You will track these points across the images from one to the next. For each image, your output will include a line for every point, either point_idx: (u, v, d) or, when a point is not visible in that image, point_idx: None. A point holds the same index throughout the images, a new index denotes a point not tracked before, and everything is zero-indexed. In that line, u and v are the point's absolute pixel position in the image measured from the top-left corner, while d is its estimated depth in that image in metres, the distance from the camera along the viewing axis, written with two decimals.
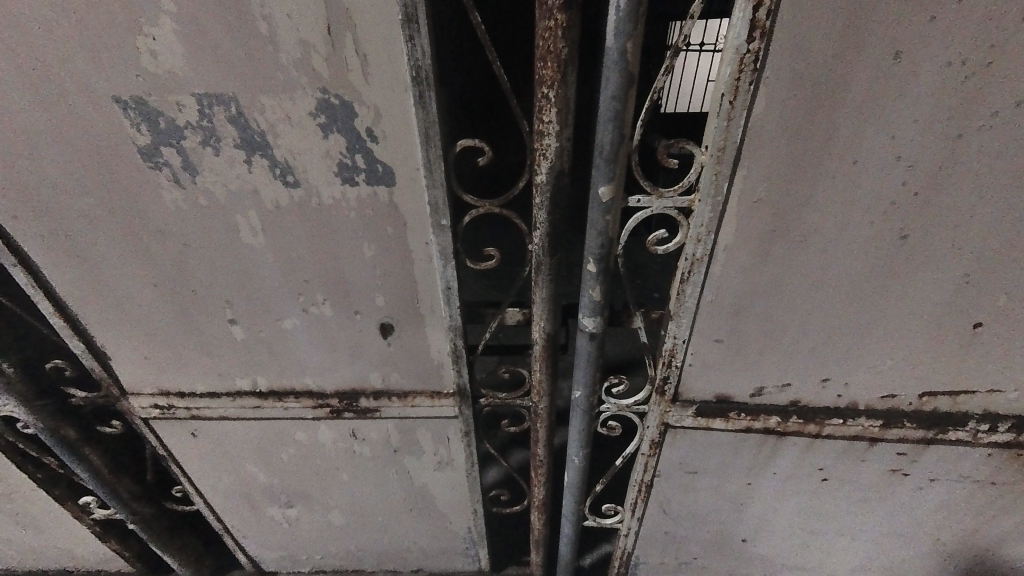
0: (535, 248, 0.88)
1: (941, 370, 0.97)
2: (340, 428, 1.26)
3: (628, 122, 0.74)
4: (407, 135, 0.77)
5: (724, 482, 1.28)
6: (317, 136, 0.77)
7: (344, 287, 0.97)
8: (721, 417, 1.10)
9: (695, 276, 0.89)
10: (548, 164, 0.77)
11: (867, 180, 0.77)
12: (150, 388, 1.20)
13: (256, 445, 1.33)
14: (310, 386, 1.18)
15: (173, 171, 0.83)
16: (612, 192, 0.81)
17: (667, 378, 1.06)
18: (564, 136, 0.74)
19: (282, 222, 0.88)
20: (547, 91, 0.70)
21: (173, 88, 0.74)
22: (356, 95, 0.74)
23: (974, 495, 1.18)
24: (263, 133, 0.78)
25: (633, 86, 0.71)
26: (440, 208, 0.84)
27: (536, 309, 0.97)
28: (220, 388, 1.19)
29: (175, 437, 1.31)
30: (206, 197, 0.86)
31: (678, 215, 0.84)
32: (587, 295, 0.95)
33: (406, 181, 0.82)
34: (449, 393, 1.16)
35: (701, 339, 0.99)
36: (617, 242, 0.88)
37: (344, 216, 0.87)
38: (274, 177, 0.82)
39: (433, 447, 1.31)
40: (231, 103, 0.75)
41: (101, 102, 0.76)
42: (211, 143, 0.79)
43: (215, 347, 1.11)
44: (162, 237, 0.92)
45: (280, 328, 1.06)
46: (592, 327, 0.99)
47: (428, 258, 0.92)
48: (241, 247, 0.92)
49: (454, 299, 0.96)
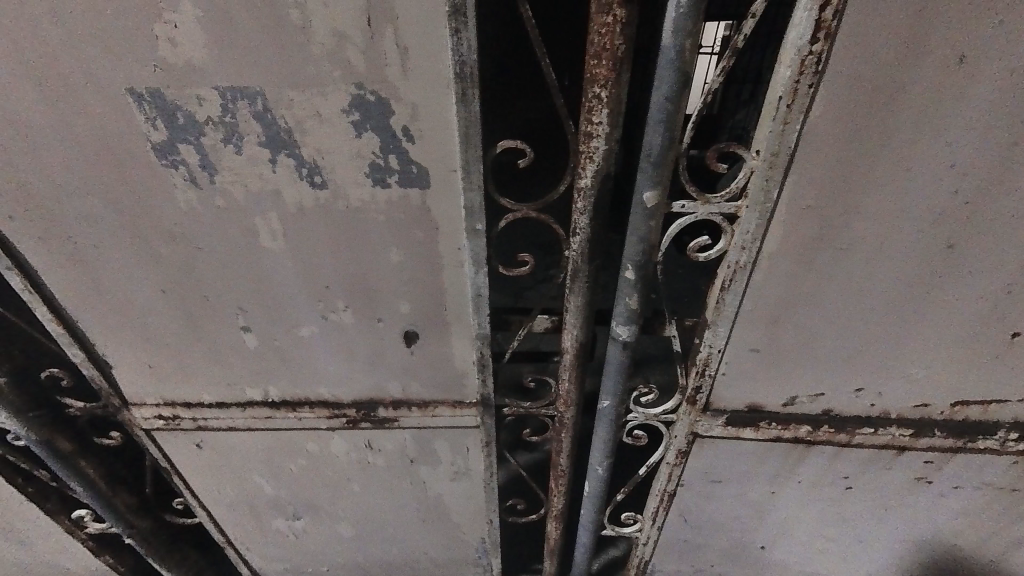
0: (573, 254, 0.84)
1: (974, 380, 0.96)
2: (355, 438, 1.21)
3: (679, 124, 0.71)
4: (446, 135, 0.73)
5: (748, 490, 1.26)
6: (348, 134, 0.72)
7: (367, 293, 0.92)
8: (751, 426, 1.08)
9: (736, 284, 0.87)
10: (594, 168, 0.73)
11: (920, 187, 0.75)
12: (153, 398, 1.14)
13: (264, 455, 1.27)
14: (325, 396, 1.13)
15: (189, 170, 0.77)
16: (657, 198, 0.77)
17: (699, 388, 1.03)
18: (613, 139, 0.71)
19: (304, 225, 0.83)
20: (599, 91, 0.67)
21: (194, 80, 0.68)
22: (394, 92, 0.69)
23: (996, 502, 1.18)
24: (290, 130, 0.72)
25: (687, 86, 0.68)
26: (476, 212, 0.80)
27: (569, 317, 0.94)
28: (228, 398, 1.13)
29: (179, 449, 1.25)
30: (224, 198, 0.80)
31: (723, 221, 0.81)
32: (623, 303, 0.91)
33: (441, 183, 0.78)
34: (472, 403, 1.12)
35: (737, 347, 0.96)
36: (657, 249, 0.85)
37: (372, 219, 0.82)
38: (299, 178, 0.77)
39: (451, 456, 1.27)
40: (257, 97, 0.70)
41: (115, 95, 0.70)
42: (233, 141, 0.74)
43: (225, 356, 1.05)
44: (174, 240, 0.86)
45: (297, 335, 1.00)
46: (626, 335, 0.96)
47: (458, 263, 0.88)
48: (259, 251, 0.87)
49: (484, 306, 0.92)
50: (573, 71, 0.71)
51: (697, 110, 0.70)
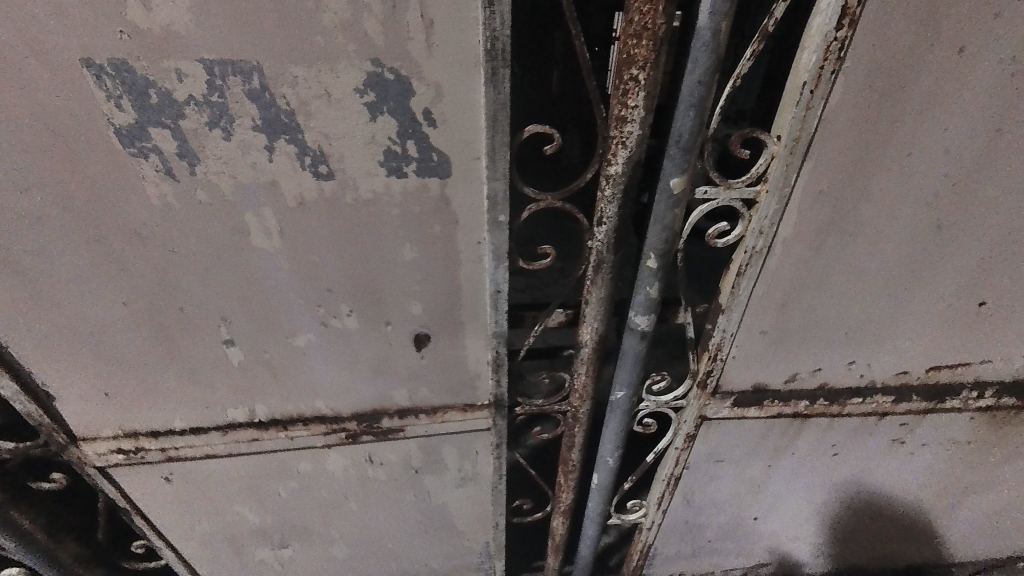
0: (598, 244, 0.82)
1: (947, 347, 1.06)
2: (355, 453, 1.12)
3: (708, 108, 0.70)
4: (471, 120, 0.67)
5: (747, 467, 1.31)
6: (361, 117, 0.65)
7: (375, 295, 0.85)
8: (755, 406, 1.12)
9: (751, 268, 0.88)
10: (625, 154, 0.71)
11: (915, 170, 0.80)
12: (110, 430, 0.97)
13: (248, 482, 1.14)
14: (321, 410, 1.02)
15: (163, 159, 0.65)
16: (683, 184, 0.76)
17: (710, 372, 1.05)
18: (646, 124, 0.69)
19: (305, 222, 0.74)
20: (637, 72, 0.64)
21: (172, 50, 0.57)
22: (416, 70, 0.62)
23: (954, 455, 1.32)
24: (293, 113, 0.63)
25: (719, 70, 0.67)
26: (499, 202, 0.75)
27: (589, 309, 0.92)
28: (205, 423, 1.00)
29: (143, 485, 1.09)
30: (207, 192, 0.69)
31: (742, 207, 0.82)
32: (643, 293, 0.90)
33: (463, 171, 0.72)
34: (483, 405, 1.07)
35: (747, 331, 0.99)
36: (679, 237, 0.84)
37: (385, 213, 0.75)
38: (301, 167, 0.68)
39: (458, 462, 1.21)
40: (253, 72, 0.60)
41: (66, 67, 0.57)
42: (221, 124, 0.63)
43: (203, 374, 0.92)
44: (142, 243, 0.73)
45: (291, 346, 0.90)
46: (644, 325, 0.95)
47: (477, 258, 0.83)
48: (250, 253, 0.76)
49: (502, 303, 0.88)
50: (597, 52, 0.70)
51: (727, 96, 0.69)
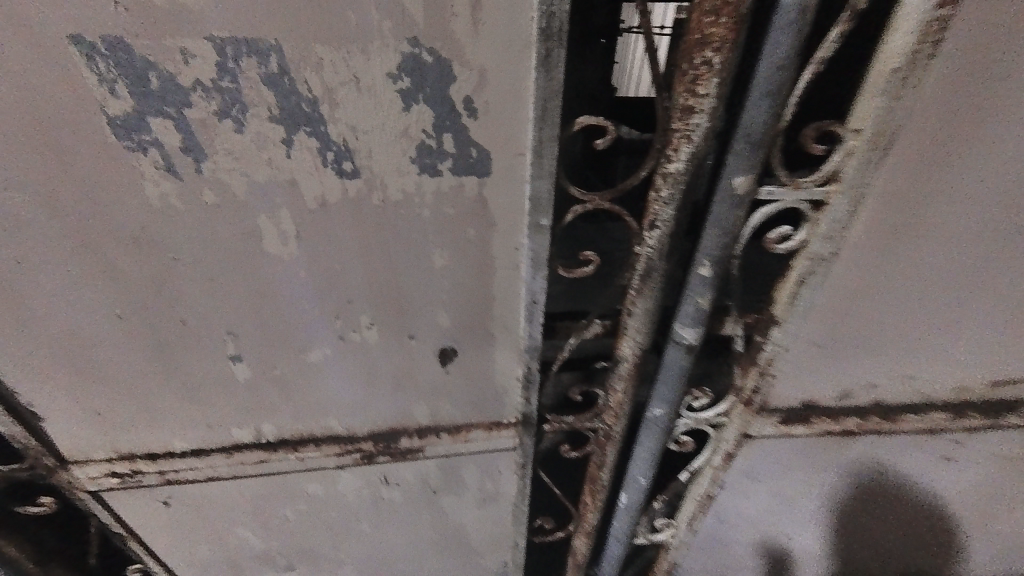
0: (648, 250, 0.74)
1: (1014, 362, 0.98)
2: (369, 474, 1.04)
3: (784, 98, 0.62)
4: (518, 110, 0.59)
5: (785, 483, 1.23)
6: (394, 106, 0.56)
7: (399, 307, 0.76)
8: (802, 423, 1.04)
9: (813, 276, 0.81)
10: (690, 149, 0.63)
11: (1006, 170, 0.72)
12: (103, 452, 0.88)
13: (253, 503, 1.05)
14: (334, 430, 0.94)
15: (165, 154, 0.56)
16: (749, 184, 0.68)
17: (758, 388, 0.97)
18: (716, 114, 0.61)
19: (324, 226, 0.65)
20: (711, 55, 0.57)
21: (178, 27, 0.49)
22: (459, 51, 0.54)
23: (1006, 473, 1.24)
24: (316, 102, 0.55)
25: (801, 54, 0.59)
26: (543, 203, 0.67)
27: (632, 320, 0.84)
28: (208, 444, 0.91)
29: (140, 509, 1.00)
30: (215, 191, 0.60)
31: (809, 209, 0.74)
32: (692, 303, 0.82)
33: (505, 169, 0.64)
34: (511, 423, 0.99)
35: (803, 344, 0.90)
36: (737, 242, 0.76)
37: (415, 216, 0.66)
38: (323, 165, 0.59)
39: (480, 482, 1.13)
40: (271, 53, 0.51)
41: (51, 45, 0.49)
42: (232, 114, 0.54)
43: (207, 393, 0.83)
44: (140, 248, 0.64)
45: (304, 361, 0.82)
46: (690, 338, 0.87)
47: (513, 266, 0.75)
48: (262, 261, 0.68)
49: (538, 314, 0.80)
50: (600, 41, 0.62)
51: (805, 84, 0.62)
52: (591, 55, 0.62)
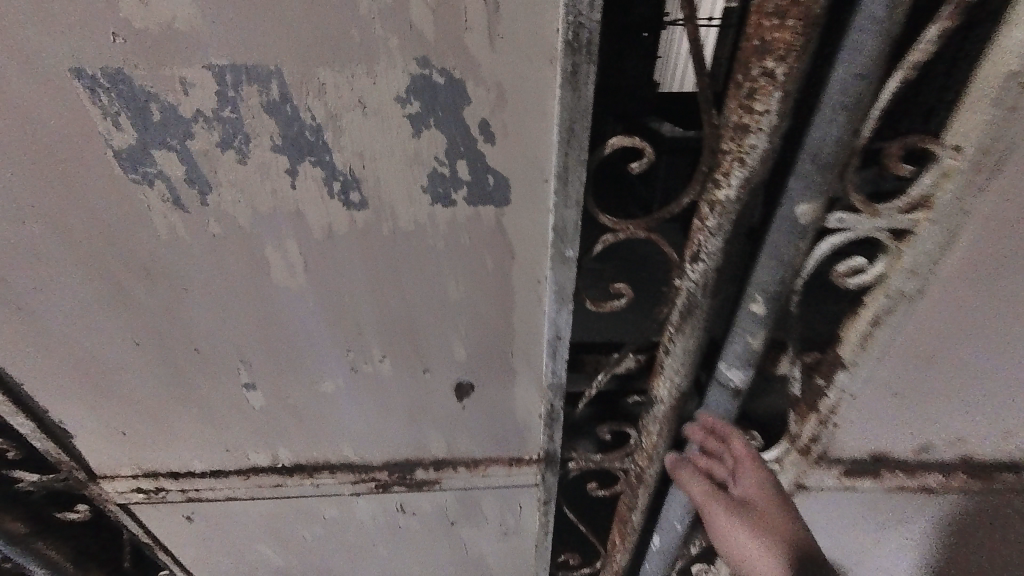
0: (690, 284, 0.65)
1: None
2: (385, 502, 1.00)
3: (863, 112, 0.52)
4: (541, 132, 0.52)
5: (867, 546, 1.03)
6: (403, 131, 0.51)
7: (412, 339, 0.71)
8: (870, 476, 0.90)
9: (893, 316, 0.69)
10: (743, 174, 0.54)
11: None
12: (129, 469, 0.89)
13: (272, 524, 1.04)
14: (349, 458, 0.90)
15: (170, 186, 0.54)
16: (815, 212, 0.58)
17: (818, 437, 0.84)
18: (777, 133, 0.51)
19: (333, 257, 0.61)
20: (773, 65, 0.48)
21: (176, 55, 0.46)
22: (473, 70, 0.48)
23: None
24: (319, 128, 0.50)
25: (886, 60, 0.49)
26: (569, 234, 0.60)
27: (670, 359, 0.75)
28: (227, 465, 0.90)
29: (165, 523, 1.01)
30: (222, 222, 0.57)
31: (889, 239, 0.62)
32: (741, 343, 0.72)
33: (526, 196, 0.57)
34: (533, 459, 0.92)
35: (875, 390, 0.78)
36: (798, 276, 0.65)
37: (428, 247, 0.61)
38: (329, 195, 0.55)
39: (500, 516, 1.06)
40: (272, 80, 0.47)
41: (55, 78, 0.47)
42: (235, 144, 0.51)
43: (224, 417, 0.82)
44: (153, 278, 0.63)
45: (317, 391, 0.78)
46: (738, 380, 0.77)
47: (535, 299, 0.68)
48: (271, 291, 0.65)
49: (563, 350, 0.73)
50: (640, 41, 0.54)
51: (888, 96, 0.52)
52: (632, 57, 0.55)
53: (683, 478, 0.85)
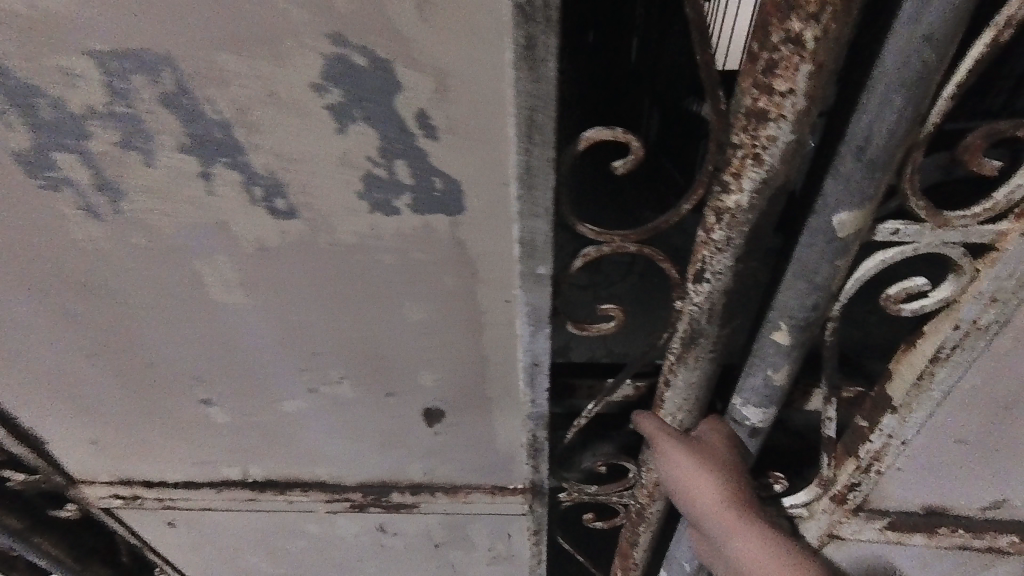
0: (693, 309, 0.53)
1: None
2: (365, 521, 0.93)
3: (930, 89, 0.38)
4: (495, 125, 0.42)
5: None
6: (327, 128, 0.42)
7: (371, 361, 0.63)
8: (923, 533, 0.73)
9: (962, 352, 0.54)
10: (758, 175, 0.41)
11: None
12: (107, 476, 0.87)
13: (255, 536, 1.00)
14: (322, 477, 0.84)
15: (81, 193, 0.48)
16: (859, 221, 0.45)
17: (857, 486, 0.69)
18: (805, 121, 0.39)
19: (270, 272, 0.54)
20: (801, 27, 0.35)
21: (49, 41, 0.38)
22: (402, 47, 0.38)
23: None
24: (229, 125, 0.42)
25: (966, 16, 0.35)
26: (539, 248, 0.49)
27: (673, 393, 0.63)
28: (200, 477, 0.86)
29: (150, 527, 0.99)
30: (143, 233, 0.51)
31: (963, 255, 0.48)
32: (759, 377, 0.59)
33: (484, 203, 0.47)
34: (519, 488, 0.83)
35: (933, 437, 0.63)
36: (835, 301, 0.52)
37: (374, 260, 0.52)
38: (252, 203, 0.47)
39: (489, 541, 0.97)
40: (163, 67, 0.39)
41: None
42: (139, 144, 0.44)
43: (188, 431, 0.77)
44: (86, 291, 0.57)
45: (277, 411, 0.72)
46: (757, 419, 0.64)
47: (506, 322, 0.58)
48: (211, 307, 0.58)
49: (542, 379, 0.63)
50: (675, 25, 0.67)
51: (969, 67, 0.38)
52: None
53: (664, 453, 0.64)
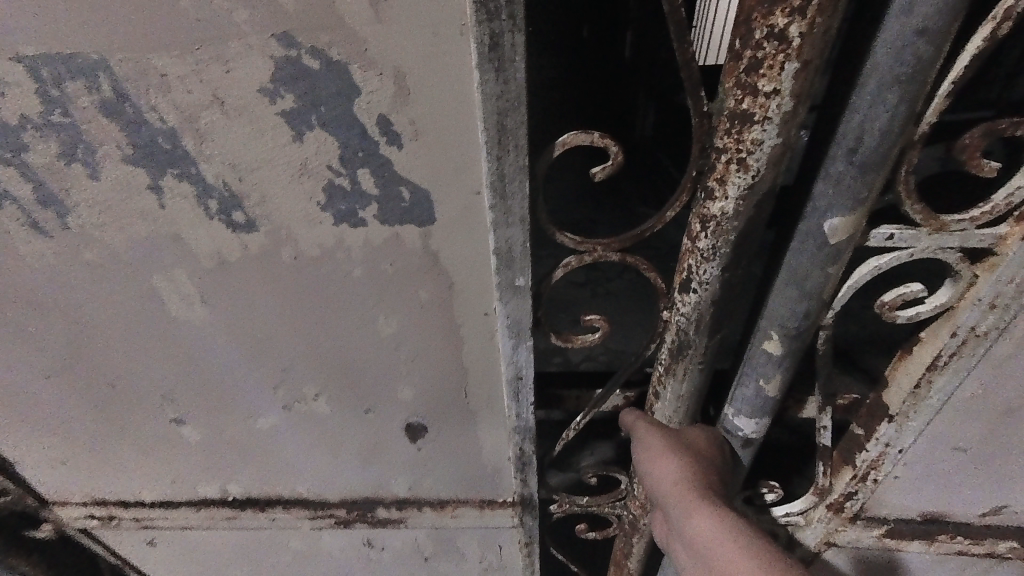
0: (681, 318, 0.51)
1: None
2: (351, 537, 0.90)
3: (925, 87, 0.36)
4: (462, 130, 0.39)
5: None
6: (283, 136, 0.39)
7: (346, 376, 0.60)
8: (922, 540, 0.72)
9: (961, 359, 0.52)
10: (745, 180, 0.39)
11: None
12: (80, 496, 0.84)
13: (237, 554, 0.96)
14: (304, 493, 0.81)
15: (23, 208, 0.45)
16: (852, 226, 0.42)
17: (854, 495, 0.67)
18: (793, 122, 0.36)
19: (235, 288, 0.51)
20: (786, 21, 0.32)
21: None
22: (358, 48, 0.35)
23: None
24: (176, 134, 0.39)
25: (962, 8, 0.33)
26: (516, 258, 0.46)
27: (662, 404, 0.61)
28: (177, 496, 0.83)
29: (129, 548, 0.96)
30: (96, 249, 0.48)
31: (960, 259, 0.45)
32: (752, 387, 0.57)
33: (455, 213, 0.44)
34: (507, 501, 0.80)
35: (931, 444, 0.61)
36: (828, 308, 0.49)
37: (343, 272, 0.49)
38: (209, 216, 0.45)
39: (480, 554, 0.95)
40: (99, 73, 0.36)
41: None
42: (80, 156, 0.41)
43: (161, 450, 0.74)
44: (41, 310, 0.54)
45: (252, 428, 0.69)
46: (750, 430, 0.61)
47: (486, 334, 0.55)
48: (174, 324, 0.55)
49: (526, 392, 0.60)
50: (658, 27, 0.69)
51: (966, 62, 0.35)
52: None
53: (644, 443, 0.60)
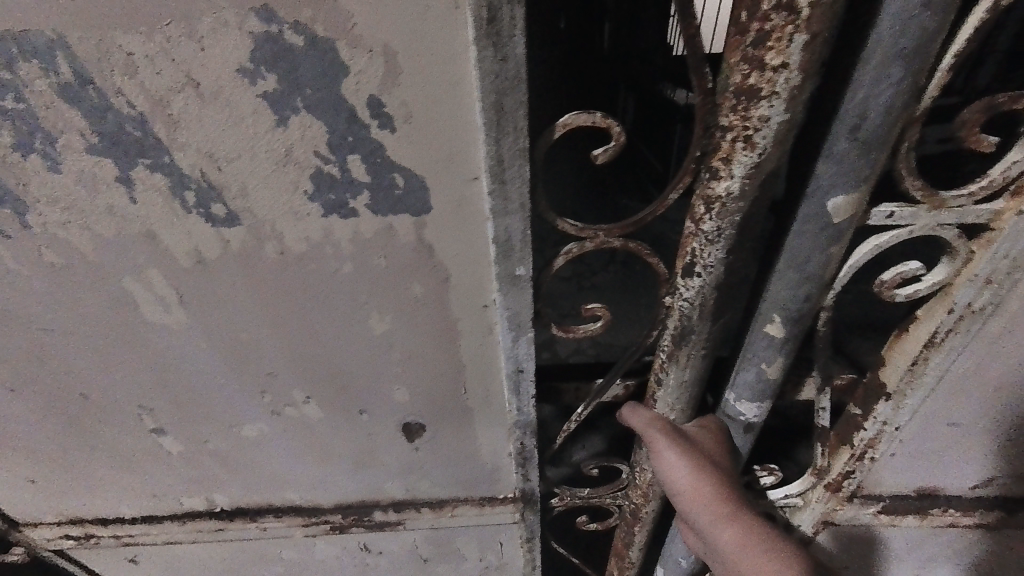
0: (684, 304, 0.50)
1: None
2: (346, 543, 0.88)
3: (927, 61, 0.35)
4: (457, 114, 0.37)
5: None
6: (265, 122, 0.37)
7: (338, 377, 0.58)
8: (915, 514, 0.73)
9: (956, 335, 0.52)
10: (750, 159, 0.38)
11: None
12: (53, 516, 0.79)
13: (225, 568, 0.92)
14: (296, 501, 0.78)
15: None
16: (854, 205, 0.42)
17: (852, 474, 0.68)
18: (799, 98, 0.35)
19: (215, 288, 0.48)
20: None
21: None
22: (344, 24, 0.33)
23: None
24: (146, 121, 0.36)
25: None
26: (515, 246, 0.45)
27: (665, 392, 0.60)
28: (160, 510, 0.79)
29: (108, 567, 0.91)
30: (60, 250, 0.44)
31: (957, 236, 0.46)
32: (753, 371, 0.57)
33: (451, 201, 0.42)
34: (508, 498, 0.79)
35: (925, 421, 0.62)
36: (828, 289, 0.49)
37: (332, 267, 0.47)
38: (185, 210, 0.41)
39: (480, 554, 0.93)
40: (55, 53, 0.33)
41: None
42: (37, 146, 0.37)
43: (141, 463, 0.70)
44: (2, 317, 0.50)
45: (239, 435, 0.66)
46: (751, 414, 0.61)
47: (484, 328, 0.53)
48: (151, 329, 0.52)
49: (527, 386, 0.58)
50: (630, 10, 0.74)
51: (967, 35, 0.35)
52: None
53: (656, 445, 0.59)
